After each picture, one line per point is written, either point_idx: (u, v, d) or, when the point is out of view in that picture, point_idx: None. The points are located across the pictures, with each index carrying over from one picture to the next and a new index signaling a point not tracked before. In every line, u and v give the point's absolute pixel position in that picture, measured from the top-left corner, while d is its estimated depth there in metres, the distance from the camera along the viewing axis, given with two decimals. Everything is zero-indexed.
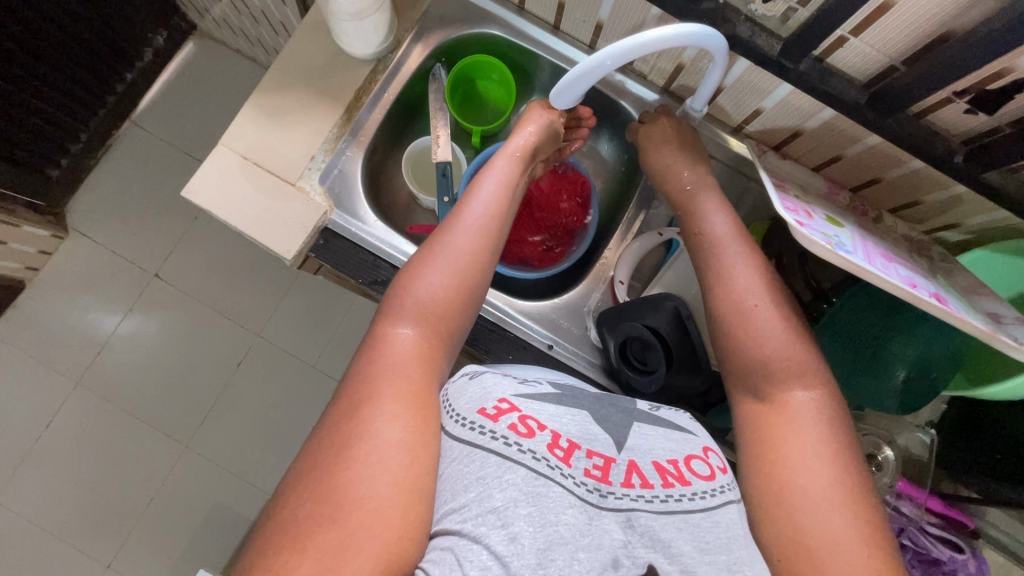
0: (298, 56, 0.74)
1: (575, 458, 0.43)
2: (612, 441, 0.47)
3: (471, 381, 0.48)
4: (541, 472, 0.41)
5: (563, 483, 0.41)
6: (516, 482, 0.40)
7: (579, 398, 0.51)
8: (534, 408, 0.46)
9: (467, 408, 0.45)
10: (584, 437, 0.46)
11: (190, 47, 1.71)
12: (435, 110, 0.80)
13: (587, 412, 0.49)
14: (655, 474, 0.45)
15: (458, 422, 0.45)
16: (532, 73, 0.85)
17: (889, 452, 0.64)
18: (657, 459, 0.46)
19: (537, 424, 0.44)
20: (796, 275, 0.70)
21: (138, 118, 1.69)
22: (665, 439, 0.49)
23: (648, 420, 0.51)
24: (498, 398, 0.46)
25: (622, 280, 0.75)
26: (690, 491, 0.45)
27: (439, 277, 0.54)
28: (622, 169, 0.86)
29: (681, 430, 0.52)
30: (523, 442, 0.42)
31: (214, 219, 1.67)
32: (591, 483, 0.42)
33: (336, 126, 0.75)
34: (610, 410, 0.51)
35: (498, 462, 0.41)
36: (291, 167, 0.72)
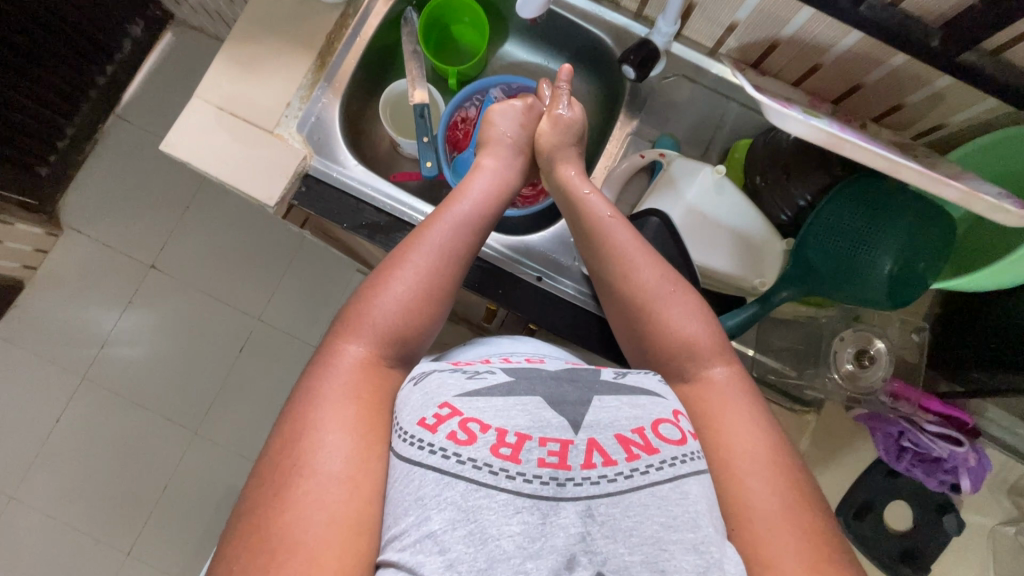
0: (267, 5, 0.73)
1: (525, 452, 0.40)
2: (568, 421, 0.42)
3: (416, 389, 0.46)
4: (483, 484, 0.38)
5: (509, 487, 0.38)
6: (454, 500, 0.38)
7: (535, 381, 0.46)
8: (478, 405, 0.42)
9: (411, 420, 0.43)
10: (535, 427, 0.42)
11: (169, 36, 1.70)
12: (409, 54, 0.80)
13: (541, 396, 0.44)
14: (618, 448, 0.41)
15: (402, 439, 0.42)
16: (504, 13, 0.84)
17: (881, 345, 0.63)
18: (619, 431, 0.42)
19: (478, 426, 0.41)
20: (782, 190, 0.69)
21: (122, 111, 1.68)
22: (630, 407, 0.45)
23: (611, 391, 0.46)
24: (438, 405, 0.42)
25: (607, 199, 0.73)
26: (657, 460, 0.41)
27: (405, 290, 0.54)
28: (603, 105, 0.85)
29: (649, 393, 0.47)
30: (462, 451, 0.39)
31: (206, 206, 1.67)
32: (545, 475, 0.39)
33: (310, 72, 0.74)
34: (568, 386, 0.46)
35: (437, 479, 0.39)
36: (267, 116, 0.72)
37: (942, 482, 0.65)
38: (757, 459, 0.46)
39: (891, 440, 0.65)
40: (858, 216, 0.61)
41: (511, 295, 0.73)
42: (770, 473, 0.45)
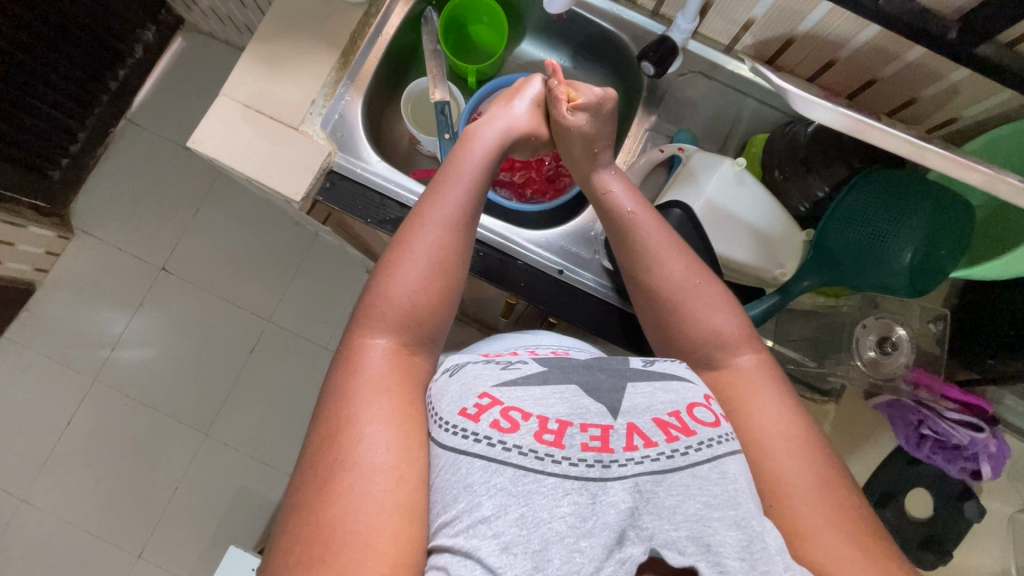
0: (291, 5, 0.75)
1: (569, 437, 0.41)
2: (607, 408, 0.43)
3: (453, 379, 0.46)
4: (530, 468, 0.38)
5: (557, 471, 0.38)
6: (503, 486, 0.38)
7: (569, 369, 0.47)
8: (518, 394, 0.43)
9: (450, 408, 0.43)
10: (575, 414, 0.43)
11: (179, 41, 1.72)
12: (430, 53, 0.81)
13: (577, 384, 0.45)
14: (658, 430, 0.42)
15: (443, 428, 0.42)
16: (522, 12, 0.86)
17: (903, 332, 0.65)
18: (658, 414, 0.43)
19: (520, 414, 0.41)
20: (801, 183, 0.71)
21: (133, 115, 1.70)
22: (664, 391, 0.46)
23: (644, 376, 0.47)
24: (477, 395, 0.43)
25: None
26: (696, 442, 0.42)
27: (415, 276, 0.54)
28: (623, 103, 0.86)
29: (680, 378, 0.48)
30: (508, 439, 0.40)
31: (217, 209, 1.68)
32: (590, 458, 0.40)
33: (334, 69, 0.76)
34: (602, 375, 0.47)
35: (485, 466, 0.39)
36: (293, 112, 0.73)
37: (963, 469, 0.66)
38: (791, 440, 0.47)
39: (911, 429, 0.65)
40: (880, 204, 0.62)
41: (535, 289, 0.74)
42: (803, 453, 0.46)
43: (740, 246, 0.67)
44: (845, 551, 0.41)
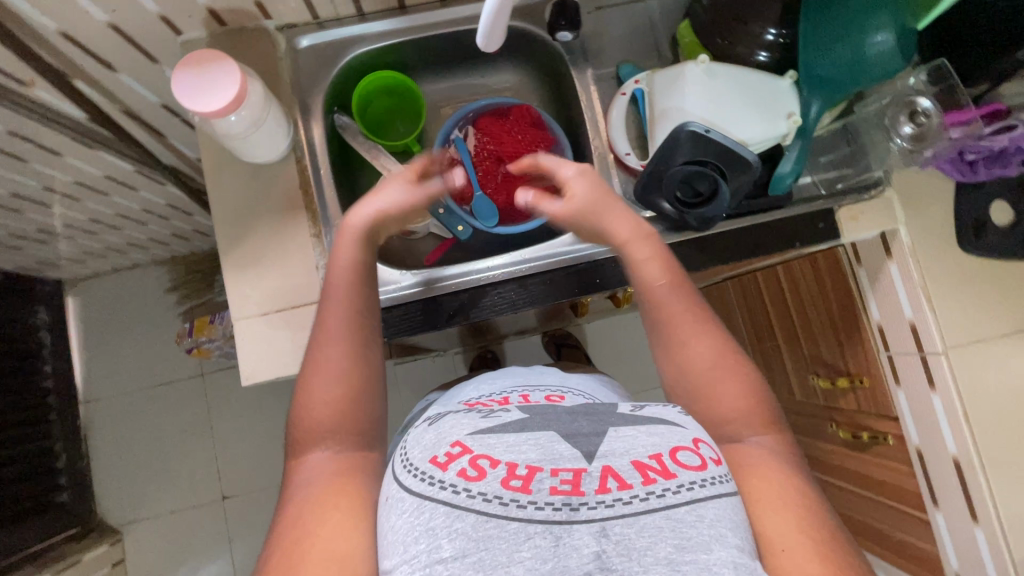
0: (229, 200, 0.71)
1: (536, 482, 0.47)
2: (580, 453, 0.50)
3: (430, 432, 0.54)
4: (493, 515, 0.45)
5: (521, 515, 0.45)
6: (465, 529, 0.44)
7: (547, 420, 0.55)
8: (489, 442, 0.51)
9: (422, 456, 0.51)
10: (547, 459, 0.49)
11: (73, 300, 1.58)
12: (370, 152, 0.79)
13: (555, 431, 0.53)
14: (634, 473, 0.48)
15: (414, 475, 0.49)
16: (410, 61, 0.84)
17: (927, 102, 0.70)
18: (635, 458, 0.49)
19: (488, 462, 0.48)
20: (748, 39, 0.74)
21: (87, 393, 1.57)
22: (647, 436, 0.52)
23: (626, 423, 0.54)
24: (449, 446, 0.51)
25: (628, 151, 0.76)
26: (675, 484, 0.47)
27: (326, 394, 0.57)
28: (544, 75, 0.87)
29: (668, 423, 0.55)
30: (473, 486, 0.46)
31: (228, 413, 1.59)
32: (558, 500, 0.46)
33: (312, 229, 0.72)
34: (583, 422, 0.55)
35: (448, 511, 0.45)
36: (308, 290, 0.70)
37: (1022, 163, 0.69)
38: (796, 519, 0.49)
39: (958, 163, 0.73)
40: (838, 21, 0.66)
41: (609, 276, 0.76)
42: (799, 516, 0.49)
43: (750, 121, 0.70)
44: None
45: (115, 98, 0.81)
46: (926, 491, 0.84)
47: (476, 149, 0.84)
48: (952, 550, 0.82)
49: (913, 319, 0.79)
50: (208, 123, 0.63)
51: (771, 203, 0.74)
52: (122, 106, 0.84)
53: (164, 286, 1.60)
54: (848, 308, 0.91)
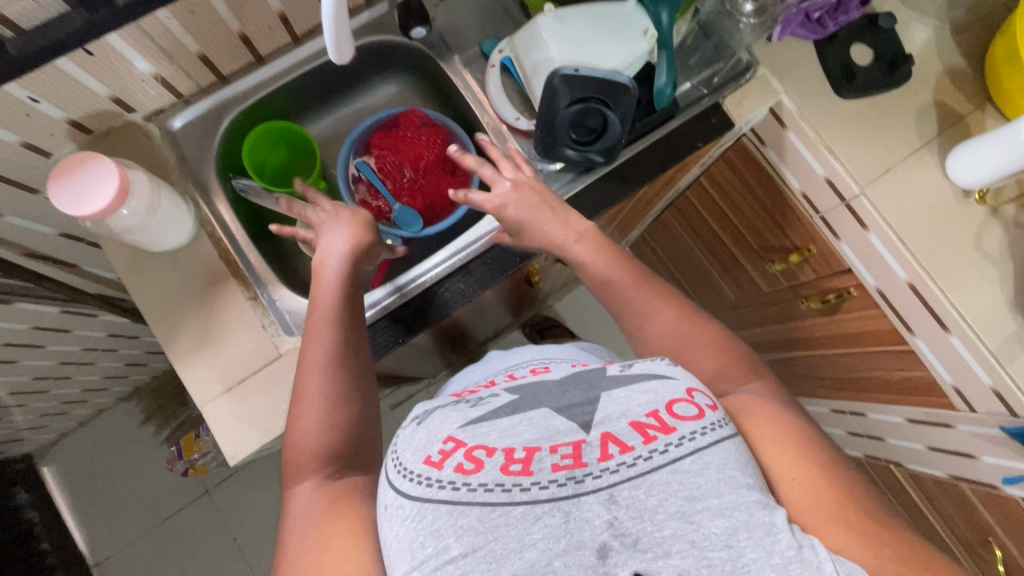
0: (157, 295, 0.71)
1: (537, 462, 0.48)
2: (577, 425, 0.51)
3: (418, 430, 0.53)
4: (497, 502, 0.45)
5: (525, 499, 0.45)
6: (470, 524, 0.44)
7: (534, 398, 0.56)
8: (482, 431, 0.51)
9: (413, 458, 0.49)
10: (543, 438, 0.50)
11: (51, 469, 1.51)
12: (278, 204, 0.79)
13: (547, 407, 0.54)
14: (634, 434, 0.49)
15: (409, 478, 0.48)
16: (288, 107, 0.85)
17: None
18: (634, 419, 0.50)
19: (484, 453, 0.48)
20: None
21: (97, 556, 1.49)
22: (642, 393, 0.53)
23: (621, 384, 0.55)
24: (441, 442, 0.50)
25: (517, 116, 0.79)
26: (676, 437, 0.48)
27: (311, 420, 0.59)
28: (418, 78, 0.89)
29: (661, 377, 0.55)
30: (472, 478, 0.46)
31: (247, 519, 1.53)
32: (561, 475, 0.46)
33: (246, 292, 0.72)
34: (575, 393, 0.56)
35: (450, 510, 0.45)
36: (262, 351, 0.70)
37: (856, 8, 0.81)
38: (802, 455, 0.52)
39: (808, 24, 0.82)
40: None
41: None
42: (802, 453, 0.52)
43: (614, 47, 0.74)
44: (831, 530, 0.46)
45: (10, 243, 0.79)
46: (900, 322, 0.89)
47: (379, 165, 0.85)
48: (940, 365, 0.86)
49: (826, 174, 0.84)
50: (101, 224, 0.62)
51: (659, 119, 0.78)
52: (23, 249, 0.82)
53: (138, 420, 1.54)
54: (772, 187, 0.96)
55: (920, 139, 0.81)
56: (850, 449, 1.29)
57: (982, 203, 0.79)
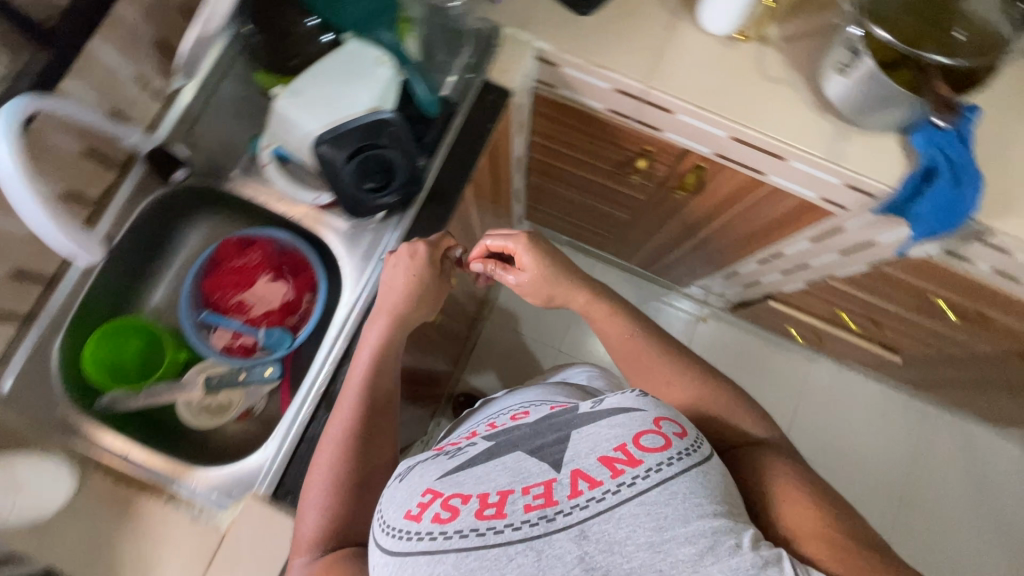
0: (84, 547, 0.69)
1: (512, 504, 0.55)
2: (551, 465, 0.57)
3: (401, 485, 0.60)
4: (476, 544, 0.52)
5: (500, 541, 0.53)
6: (452, 568, 0.52)
7: (511, 440, 0.62)
8: (458, 480, 0.58)
9: (398, 513, 0.57)
10: (516, 480, 0.57)
11: None
12: (148, 398, 0.79)
13: (520, 449, 0.61)
14: (603, 469, 0.56)
15: (394, 533, 0.55)
16: (111, 302, 0.82)
17: None
18: (602, 455, 0.57)
19: (460, 501, 0.56)
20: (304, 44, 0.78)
21: None
22: (612, 428, 0.59)
23: (592, 418, 0.61)
24: (421, 497, 0.57)
25: (318, 195, 0.79)
26: (641, 471, 0.55)
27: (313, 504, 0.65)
28: (215, 207, 0.87)
29: (627, 409, 0.60)
30: (448, 527, 0.54)
31: None
32: (533, 516, 0.54)
33: (164, 496, 0.72)
34: (546, 433, 0.61)
35: (429, 560, 0.53)
36: (206, 538, 0.70)
37: None
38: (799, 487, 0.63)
39: None
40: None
41: None
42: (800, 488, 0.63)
43: (358, 88, 0.73)
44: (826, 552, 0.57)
45: None
46: (748, 170, 0.93)
47: (225, 305, 0.84)
48: (800, 187, 0.90)
49: (612, 85, 0.86)
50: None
51: (442, 126, 0.81)
52: None
53: None
54: (584, 116, 0.98)
55: (669, 14, 0.84)
56: (791, 287, 1.36)
57: (745, 39, 0.83)
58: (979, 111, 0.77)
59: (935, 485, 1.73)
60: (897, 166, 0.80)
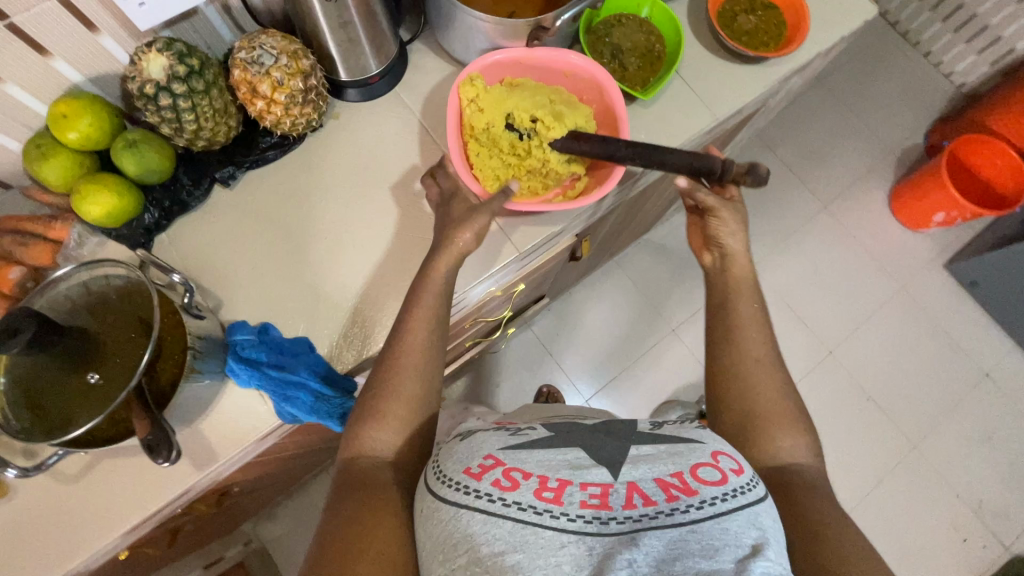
0: None
1: (568, 495, 0.52)
2: (608, 472, 0.54)
3: (463, 444, 0.59)
4: (530, 521, 0.50)
5: (553, 524, 0.50)
6: (504, 532, 0.49)
7: (574, 436, 0.60)
8: (520, 456, 0.55)
9: (456, 469, 0.55)
10: (575, 475, 0.54)
11: None
12: None
13: (582, 450, 0.57)
14: (660, 490, 0.52)
15: (451, 484, 0.54)
16: None
17: None
18: (660, 479, 0.54)
19: (520, 474, 0.53)
20: None
21: None
22: (674, 453, 0.57)
23: (651, 439, 0.59)
24: (482, 458, 0.55)
25: None
26: (698, 499, 0.51)
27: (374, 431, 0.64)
28: None
29: (689, 441, 0.59)
30: (509, 494, 0.51)
31: None
32: (589, 513, 0.51)
33: None
34: (607, 438, 0.59)
35: (483, 517, 0.50)
36: None
37: None
38: None
39: None
40: None
41: None
42: None
43: None
44: None
45: None
46: (209, 486, 0.76)
47: None
48: (260, 449, 0.76)
49: None
50: None
51: None
52: None
53: None
54: None
55: None
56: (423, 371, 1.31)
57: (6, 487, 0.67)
58: (247, 325, 0.71)
59: (673, 297, 1.92)
60: (259, 402, 0.72)
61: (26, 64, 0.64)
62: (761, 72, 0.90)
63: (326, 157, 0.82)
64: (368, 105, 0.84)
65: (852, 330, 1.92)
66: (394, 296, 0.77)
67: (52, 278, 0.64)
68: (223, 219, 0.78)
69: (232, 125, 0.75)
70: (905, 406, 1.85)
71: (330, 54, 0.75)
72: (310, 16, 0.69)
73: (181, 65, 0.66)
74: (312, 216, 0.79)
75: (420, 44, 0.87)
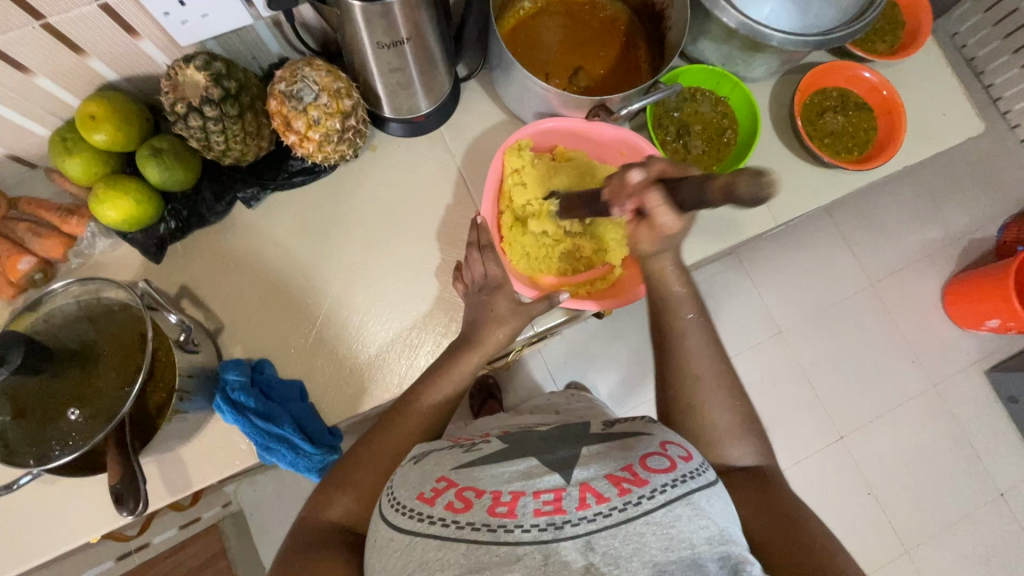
0: None
1: (521, 508, 0.44)
2: (559, 477, 0.47)
3: (416, 467, 0.51)
4: (483, 542, 0.43)
5: (508, 540, 0.42)
6: (457, 560, 0.42)
7: (528, 444, 0.52)
8: (471, 473, 0.48)
9: (408, 494, 0.48)
10: (526, 484, 0.46)
11: None
12: None
13: (534, 457, 0.49)
14: (610, 486, 0.45)
15: (401, 510, 0.47)
16: None
17: None
18: (609, 473, 0.46)
19: (471, 493, 0.46)
20: None
21: None
22: (623, 450, 0.49)
23: (602, 438, 0.52)
24: (435, 480, 0.48)
25: None
26: (649, 490, 0.45)
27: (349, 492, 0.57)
28: None
29: (638, 435, 0.52)
30: (461, 517, 0.44)
31: None
32: (542, 521, 0.43)
33: None
34: (556, 441, 0.52)
35: (436, 544, 0.43)
36: None
37: None
38: None
39: None
40: None
41: None
42: None
43: None
44: None
45: None
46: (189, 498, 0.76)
47: None
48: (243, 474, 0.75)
49: None
50: None
51: None
52: None
53: None
54: None
55: None
56: None
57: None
58: (235, 365, 0.68)
59: None
60: (241, 440, 0.70)
61: (60, 62, 0.61)
62: (833, 181, 0.82)
63: (354, 190, 0.78)
64: (411, 142, 0.79)
65: (870, 421, 1.63)
66: (398, 351, 0.75)
67: (51, 288, 0.64)
68: (237, 239, 0.76)
69: (263, 146, 0.71)
70: (910, 512, 1.60)
71: (375, 91, 0.70)
72: (358, 55, 0.64)
73: (216, 88, 0.62)
74: (330, 250, 0.76)
75: (475, 83, 0.81)
